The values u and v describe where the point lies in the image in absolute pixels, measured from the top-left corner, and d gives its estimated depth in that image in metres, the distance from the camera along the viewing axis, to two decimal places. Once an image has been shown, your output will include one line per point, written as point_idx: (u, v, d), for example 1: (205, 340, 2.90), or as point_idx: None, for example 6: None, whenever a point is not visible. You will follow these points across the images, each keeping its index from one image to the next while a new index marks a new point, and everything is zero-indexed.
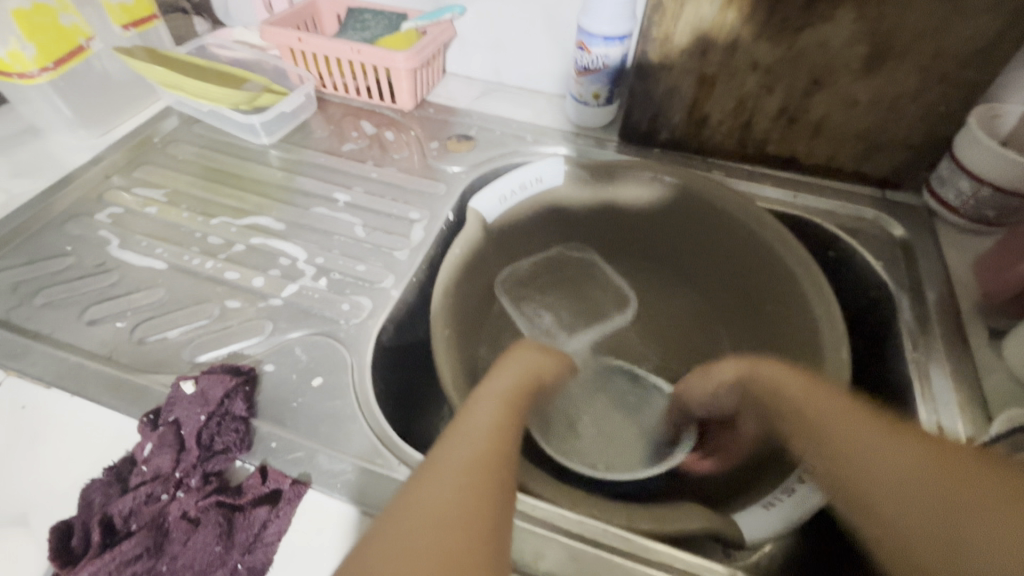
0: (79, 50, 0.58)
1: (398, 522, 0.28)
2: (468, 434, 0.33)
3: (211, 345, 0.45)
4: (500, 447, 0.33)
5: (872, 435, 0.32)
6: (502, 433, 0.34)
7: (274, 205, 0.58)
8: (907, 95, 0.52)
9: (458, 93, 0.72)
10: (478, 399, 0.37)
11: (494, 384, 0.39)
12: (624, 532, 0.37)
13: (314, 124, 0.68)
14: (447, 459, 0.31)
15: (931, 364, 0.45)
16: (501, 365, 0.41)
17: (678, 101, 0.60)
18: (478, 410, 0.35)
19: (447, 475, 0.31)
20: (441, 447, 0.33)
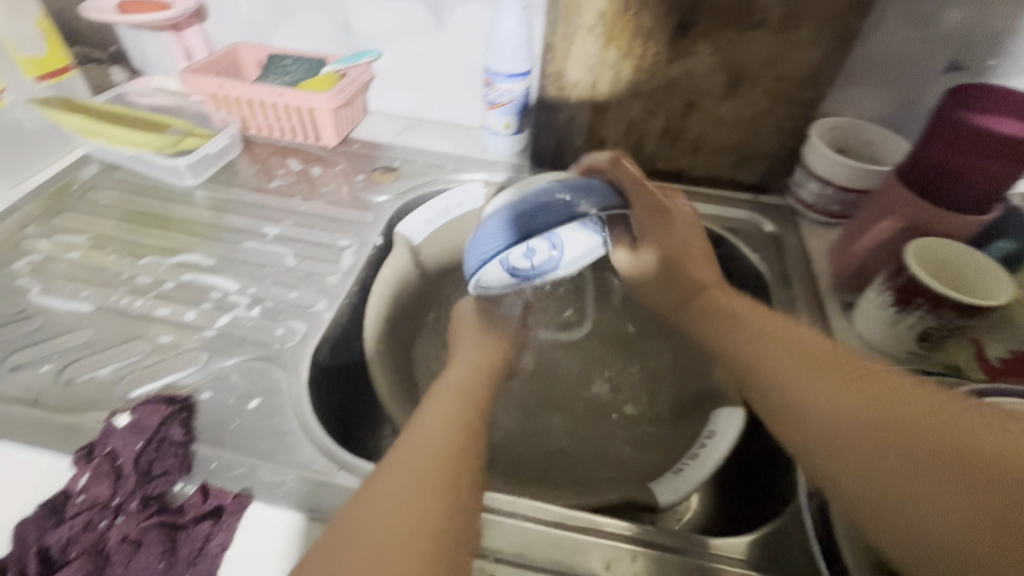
0: None
1: (375, 493, 0.32)
2: (424, 432, 0.37)
3: (144, 380, 0.46)
4: (462, 425, 0.39)
5: (832, 380, 0.38)
6: (461, 414, 0.40)
7: (203, 242, 0.60)
8: (762, 113, 0.63)
9: (381, 129, 0.77)
10: (432, 403, 0.41)
11: (447, 382, 0.44)
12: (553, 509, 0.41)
13: (240, 164, 0.70)
14: (413, 440, 0.36)
15: (798, 335, 0.54)
16: (452, 371, 0.47)
17: (578, 128, 0.67)
18: (437, 404, 0.41)
19: (419, 450, 0.35)
20: (405, 434, 0.37)
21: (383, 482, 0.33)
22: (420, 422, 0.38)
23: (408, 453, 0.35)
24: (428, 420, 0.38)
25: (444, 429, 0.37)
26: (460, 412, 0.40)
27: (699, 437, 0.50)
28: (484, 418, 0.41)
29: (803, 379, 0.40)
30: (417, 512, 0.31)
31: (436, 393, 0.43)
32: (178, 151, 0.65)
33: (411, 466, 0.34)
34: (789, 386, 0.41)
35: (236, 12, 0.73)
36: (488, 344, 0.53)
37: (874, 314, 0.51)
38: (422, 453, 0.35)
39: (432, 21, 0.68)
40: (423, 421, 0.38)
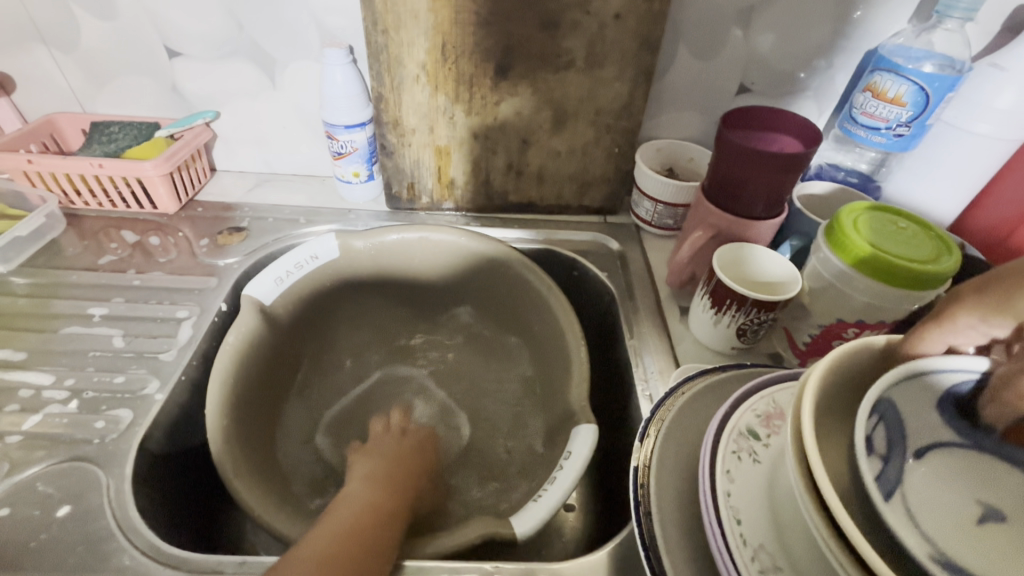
0: None
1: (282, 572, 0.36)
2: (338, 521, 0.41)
3: None
4: (376, 518, 0.43)
5: None
6: (375, 507, 0.44)
7: (13, 335, 0.54)
8: (591, 144, 0.68)
9: (229, 188, 0.74)
10: (343, 501, 0.45)
11: (364, 479, 0.48)
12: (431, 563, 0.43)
13: (64, 242, 0.64)
14: (329, 529, 0.40)
15: (642, 346, 0.57)
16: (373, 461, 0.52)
17: (425, 170, 0.69)
18: (358, 496, 0.46)
19: (334, 538, 0.40)
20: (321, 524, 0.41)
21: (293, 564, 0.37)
22: (339, 513, 0.43)
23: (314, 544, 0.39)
24: (348, 511, 0.43)
25: (358, 521, 0.42)
26: (370, 510, 0.44)
27: (560, 459, 0.52)
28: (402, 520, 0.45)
29: None
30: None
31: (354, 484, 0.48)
32: None
33: (320, 549, 0.38)
34: None
35: (46, 81, 0.68)
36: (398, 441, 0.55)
37: (700, 318, 0.56)
38: (331, 542, 0.39)
39: (266, 79, 0.67)
40: (343, 512, 0.43)
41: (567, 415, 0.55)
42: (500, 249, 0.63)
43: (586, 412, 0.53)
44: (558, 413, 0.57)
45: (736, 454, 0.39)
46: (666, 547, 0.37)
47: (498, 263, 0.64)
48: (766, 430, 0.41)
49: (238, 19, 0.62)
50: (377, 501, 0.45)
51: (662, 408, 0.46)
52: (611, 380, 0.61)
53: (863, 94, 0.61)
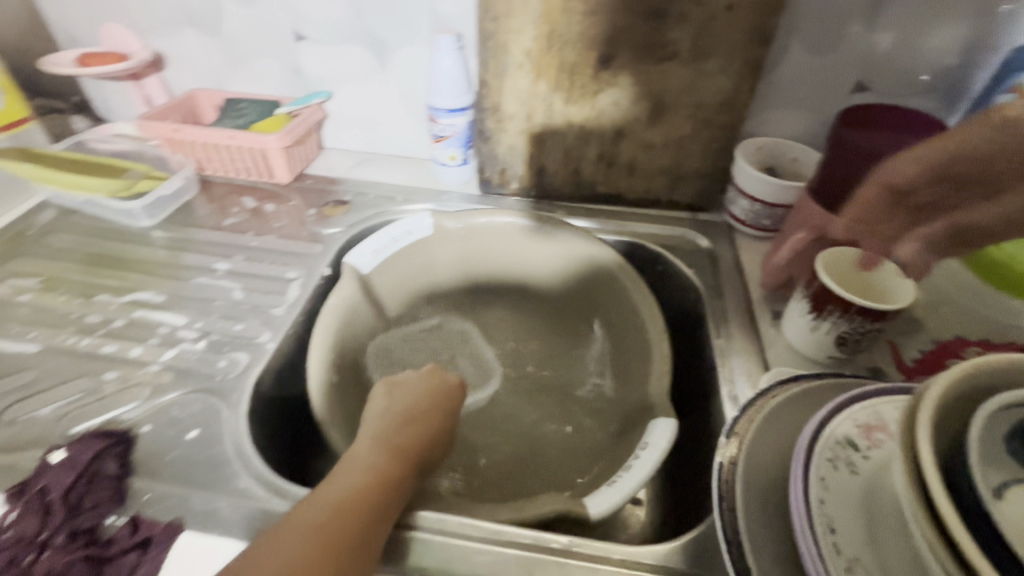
0: (21, 122, 0.67)
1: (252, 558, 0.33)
2: (328, 499, 0.37)
3: (84, 417, 0.47)
4: (370, 500, 0.38)
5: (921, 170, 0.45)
6: (372, 481, 0.39)
7: (153, 280, 0.61)
8: (688, 138, 0.66)
9: (335, 164, 0.80)
10: (344, 469, 0.40)
11: (376, 439, 0.43)
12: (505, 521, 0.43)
13: (196, 203, 0.72)
14: (313, 513, 0.36)
15: (729, 347, 0.56)
16: (388, 416, 0.45)
17: (518, 156, 0.71)
18: (361, 468, 0.40)
19: (320, 526, 0.35)
20: (309, 502, 0.37)
21: (266, 549, 0.34)
22: (332, 491, 0.38)
23: (297, 525, 0.35)
24: (342, 489, 0.38)
25: (349, 504, 0.37)
26: (374, 486, 0.39)
27: (635, 450, 0.52)
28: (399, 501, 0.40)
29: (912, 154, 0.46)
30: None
31: (355, 447, 0.42)
32: (134, 194, 0.68)
33: (297, 536, 0.34)
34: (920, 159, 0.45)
35: (190, 60, 0.76)
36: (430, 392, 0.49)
37: (795, 323, 0.54)
38: (317, 534, 0.35)
39: (377, 63, 0.72)
40: (342, 490, 0.38)
41: (645, 407, 0.55)
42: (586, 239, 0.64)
43: (666, 406, 0.53)
44: (635, 404, 0.57)
45: (832, 463, 0.37)
46: (751, 545, 0.36)
47: (583, 254, 0.65)
48: (866, 442, 0.38)
49: (358, 6, 0.67)
50: (377, 478, 0.40)
51: (748, 410, 0.44)
52: (692, 378, 0.60)
53: (1004, 95, 0.55)
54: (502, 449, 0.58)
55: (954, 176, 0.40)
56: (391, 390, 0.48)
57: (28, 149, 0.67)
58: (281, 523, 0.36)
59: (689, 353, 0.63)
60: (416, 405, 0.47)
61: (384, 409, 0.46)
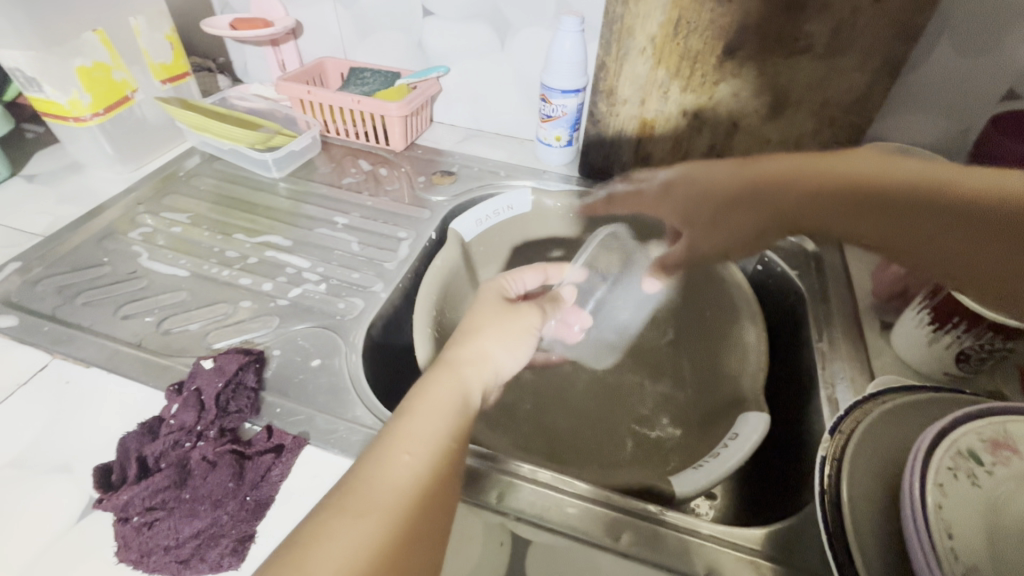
0: (183, 75, 0.77)
1: (321, 531, 0.32)
2: (404, 443, 0.37)
3: (226, 336, 0.53)
4: (445, 452, 0.37)
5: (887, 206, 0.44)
6: (435, 446, 0.37)
7: (281, 225, 0.68)
8: (806, 135, 0.65)
9: (443, 137, 0.84)
10: (419, 409, 0.39)
11: (438, 381, 0.42)
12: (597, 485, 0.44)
13: (318, 162, 0.78)
14: (375, 485, 0.34)
15: (832, 350, 0.54)
16: (441, 378, 0.43)
17: (625, 142, 0.71)
18: (425, 433, 0.38)
19: (391, 499, 0.34)
20: (368, 468, 0.35)
21: (337, 521, 0.32)
22: (391, 459, 0.36)
23: (375, 483, 0.34)
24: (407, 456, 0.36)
25: (414, 473, 0.35)
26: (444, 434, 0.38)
27: (722, 439, 0.52)
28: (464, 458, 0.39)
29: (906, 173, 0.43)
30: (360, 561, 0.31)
31: (407, 407, 0.40)
32: (268, 147, 0.74)
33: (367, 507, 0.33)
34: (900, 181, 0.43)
35: (325, 30, 0.82)
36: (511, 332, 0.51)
37: (910, 334, 0.52)
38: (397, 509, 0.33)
39: (497, 43, 0.75)
40: (408, 457, 0.36)
41: (736, 400, 0.54)
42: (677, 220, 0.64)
43: (759, 401, 0.52)
44: (725, 396, 0.57)
45: (952, 472, 0.36)
46: (857, 541, 0.36)
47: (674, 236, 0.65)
48: (991, 457, 0.37)
49: None
50: (453, 428, 0.39)
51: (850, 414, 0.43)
52: (786, 379, 0.59)
53: None
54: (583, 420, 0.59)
55: (876, 192, 0.44)
56: (447, 349, 0.46)
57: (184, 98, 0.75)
58: (341, 490, 0.34)
59: (785, 356, 0.61)
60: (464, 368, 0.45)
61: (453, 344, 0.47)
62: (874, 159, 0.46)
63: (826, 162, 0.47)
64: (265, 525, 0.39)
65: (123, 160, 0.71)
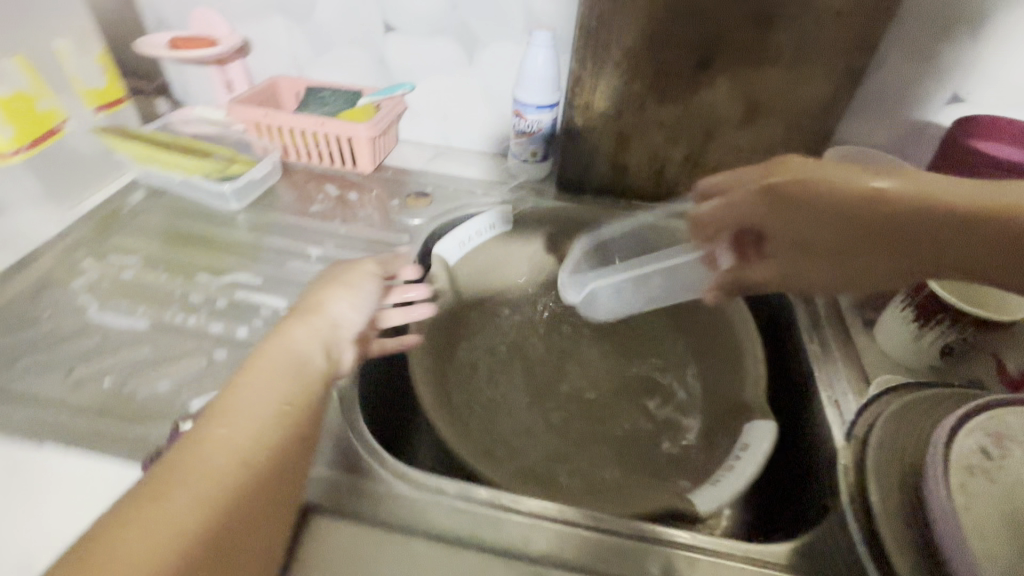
0: (118, 101, 0.69)
1: (85, 555, 0.27)
2: (200, 455, 0.33)
3: (203, 392, 0.48)
4: (255, 464, 0.34)
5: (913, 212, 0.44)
6: (258, 451, 0.34)
7: (248, 262, 0.62)
8: (777, 143, 0.67)
9: (412, 157, 0.80)
10: (249, 402, 0.36)
11: (257, 374, 0.38)
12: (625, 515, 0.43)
13: (280, 189, 0.73)
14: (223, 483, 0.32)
15: (825, 352, 0.56)
16: (273, 366, 0.40)
17: (602, 156, 0.71)
18: (238, 419, 0.35)
19: (207, 498, 0.31)
20: (179, 463, 0.32)
21: (139, 521, 0.29)
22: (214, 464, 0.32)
23: (162, 511, 0.30)
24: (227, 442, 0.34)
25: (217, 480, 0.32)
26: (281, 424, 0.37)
27: (733, 450, 0.52)
28: (306, 429, 0.38)
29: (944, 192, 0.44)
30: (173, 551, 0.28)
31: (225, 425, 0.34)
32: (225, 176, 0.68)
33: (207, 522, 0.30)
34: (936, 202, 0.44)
35: (276, 48, 0.77)
36: (312, 335, 0.44)
37: (894, 331, 0.54)
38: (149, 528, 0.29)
39: (464, 58, 0.72)
40: (218, 447, 0.33)
41: (740, 410, 0.55)
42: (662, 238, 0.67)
43: (764, 410, 0.53)
44: (727, 406, 0.57)
45: (968, 470, 0.38)
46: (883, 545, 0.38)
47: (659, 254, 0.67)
48: (999, 449, 0.39)
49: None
50: (276, 416, 0.37)
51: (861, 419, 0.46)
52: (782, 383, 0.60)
53: None
54: (591, 445, 0.59)
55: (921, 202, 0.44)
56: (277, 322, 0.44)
57: (124, 129, 0.69)
58: (133, 495, 0.30)
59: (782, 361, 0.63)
60: (279, 355, 0.41)
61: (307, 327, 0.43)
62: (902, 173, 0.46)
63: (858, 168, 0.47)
64: None
65: (55, 200, 0.63)
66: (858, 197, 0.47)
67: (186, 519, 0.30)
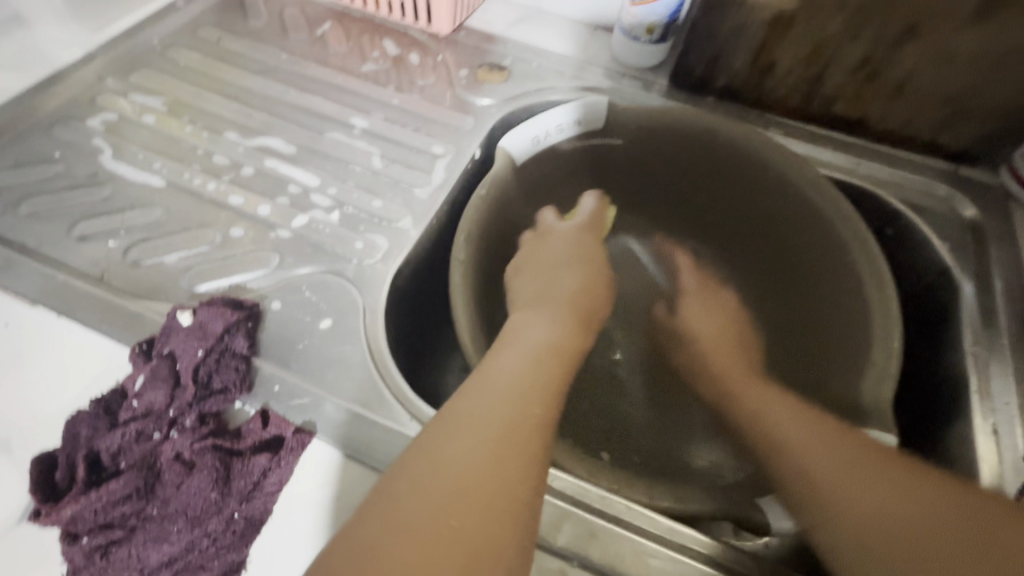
0: None
1: (398, 505, 0.27)
2: (508, 376, 0.34)
3: (210, 275, 0.41)
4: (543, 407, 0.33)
5: (832, 451, 0.35)
6: (495, 470, 0.29)
7: (284, 124, 0.52)
8: (1013, 55, 0.45)
9: (494, 16, 0.63)
10: (514, 345, 0.37)
11: (526, 336, 0.39)
12: (685, 531, 0.33)
13: (331, 38, 0.60)
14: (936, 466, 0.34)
15: (992, 363, 0.42)
16: (515, 333, 0.40)
17: (743, 45, 0.52)
18: (491, 403, 0.32)
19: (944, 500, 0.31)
20: (459, 417, 0.31)
21: (409, 505, 0.27)
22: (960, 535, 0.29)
23: (475, 410, 0.32)
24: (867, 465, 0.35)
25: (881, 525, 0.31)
26: (554, 358, 0.37)
27: None
28: (568, 380, 0.37)
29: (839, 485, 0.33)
30: (485, 489, 0.28)
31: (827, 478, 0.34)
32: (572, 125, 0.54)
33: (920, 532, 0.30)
34: (818, 471, 0.35)
35: None
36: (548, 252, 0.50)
37: None
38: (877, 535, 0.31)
39: None
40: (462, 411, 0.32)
41: (847, 409, 0.42)
42: (782, 156, 0.49)
43: (885, 421, 0.39)
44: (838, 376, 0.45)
45: None
46: None
47: (775, 178, 0.50)
48: None
49: None
50: (549, 354, 0.38)
51: None
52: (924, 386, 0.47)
53: None
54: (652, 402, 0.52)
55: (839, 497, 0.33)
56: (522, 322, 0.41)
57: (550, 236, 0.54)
58: (364, 513, 0.27)
59: (909, 368, 0.50)
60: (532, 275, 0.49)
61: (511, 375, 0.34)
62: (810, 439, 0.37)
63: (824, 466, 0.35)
64: (256, 550, 0.30)
65: None
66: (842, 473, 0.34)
67: (479, 451, 0.29)
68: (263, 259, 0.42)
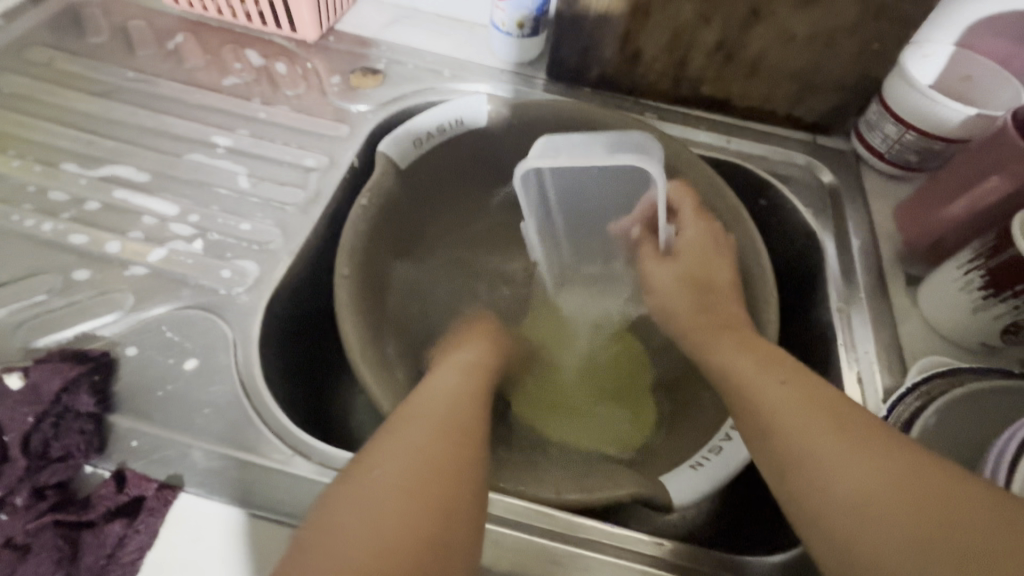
0: None
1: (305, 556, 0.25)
2: (430, 398, 0.34)
3: (50, 327, 0.37)
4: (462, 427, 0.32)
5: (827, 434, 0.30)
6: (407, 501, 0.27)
7: (134, 150, 0.47)
8: (842, 30, 0.49)
9: (365, 19, 0.61)
10: (438, 374, 0.38)
11: (445, 371, 0.38)
12: (584, 524, 0.34)
13: (186, 52, 0.56)
14: (920, 463, 0.27)
15: (853, 315, 0.46)
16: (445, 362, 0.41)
17: (609, 34, 0.53)
18: (418, 427, 0.31)
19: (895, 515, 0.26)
20: (393, 427, 0.31)
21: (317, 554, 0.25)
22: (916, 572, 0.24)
23: (393, 436, 0.30)
24: (836, 468, 0.29)
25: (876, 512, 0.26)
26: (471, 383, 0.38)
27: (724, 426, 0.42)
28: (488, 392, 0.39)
29: (833, 467, 0.29)
30: (405, 507, 0.27)
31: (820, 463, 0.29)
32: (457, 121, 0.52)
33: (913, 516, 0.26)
34: (806, 449, 0.30)
35: None
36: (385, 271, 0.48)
37: (940, 297, 0.43)
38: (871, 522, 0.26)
39: None
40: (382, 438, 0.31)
41: None
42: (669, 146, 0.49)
43: None
44: None
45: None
46: None
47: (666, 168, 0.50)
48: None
49: None
50: (474, 375, 0.39)
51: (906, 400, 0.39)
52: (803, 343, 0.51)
53: None
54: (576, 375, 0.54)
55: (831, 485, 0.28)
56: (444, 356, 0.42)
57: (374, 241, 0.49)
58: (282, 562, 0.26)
59: (791, 329, 0.53)
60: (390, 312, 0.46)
61: (435, 391, 0.35)
62: (809, 413, 0.31)
63: (816, 448, 0.30)
64: None
65: None
66: (841, 455, 0.29)
67: (399, 487, 0.27)
68: (114, 302, 0.38)
